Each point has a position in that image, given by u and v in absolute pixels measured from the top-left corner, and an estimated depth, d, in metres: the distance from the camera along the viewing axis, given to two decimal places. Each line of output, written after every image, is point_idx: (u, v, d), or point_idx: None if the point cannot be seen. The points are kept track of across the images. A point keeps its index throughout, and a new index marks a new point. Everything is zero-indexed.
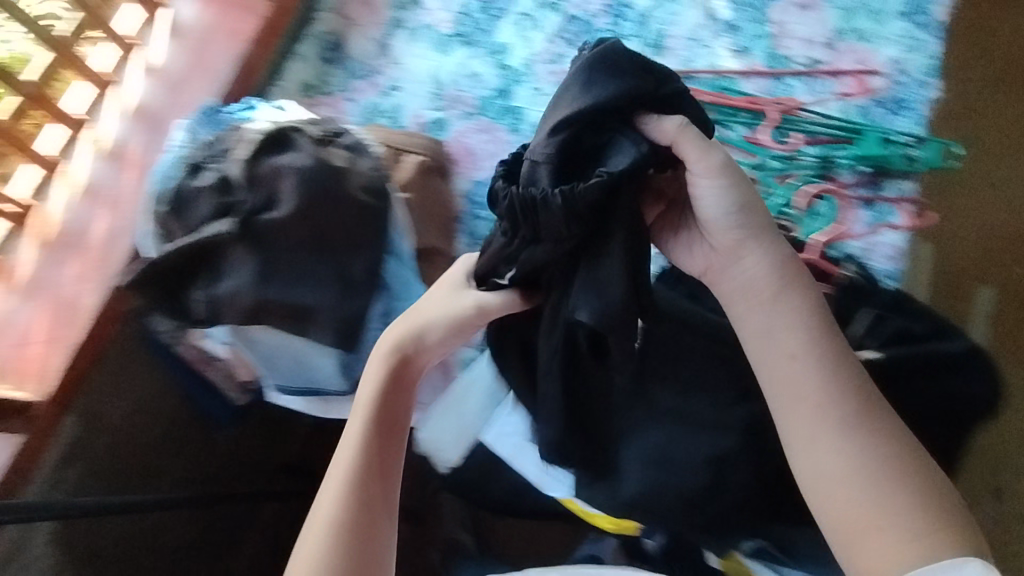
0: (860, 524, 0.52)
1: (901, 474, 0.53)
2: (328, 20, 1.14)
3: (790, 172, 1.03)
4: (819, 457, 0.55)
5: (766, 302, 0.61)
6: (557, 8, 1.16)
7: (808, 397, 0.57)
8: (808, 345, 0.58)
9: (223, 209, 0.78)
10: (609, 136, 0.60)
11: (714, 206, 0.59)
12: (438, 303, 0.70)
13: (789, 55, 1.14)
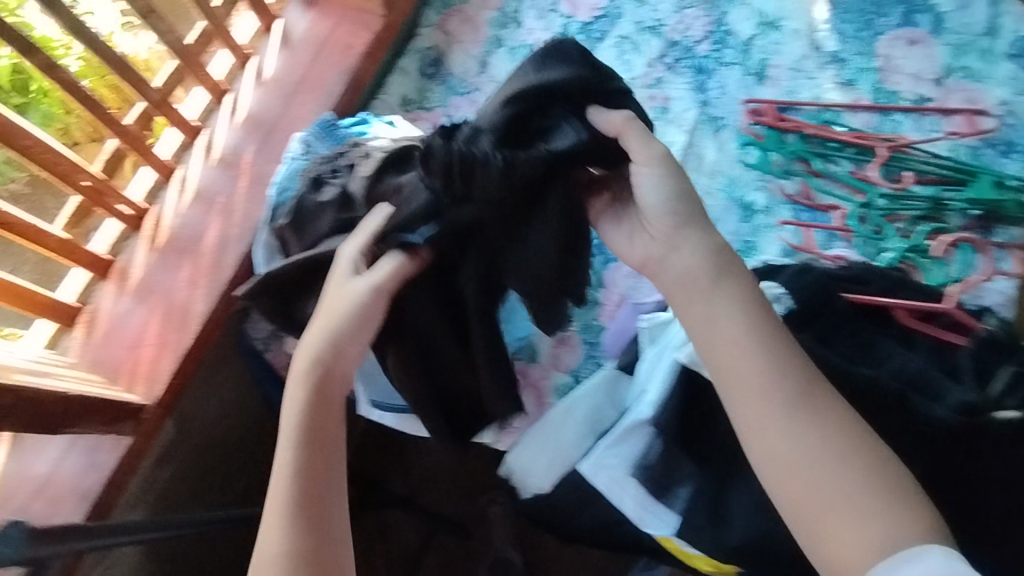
0: (809, 501, 0.57)
1: (838, 452, 0.58)
2: (430, 35, 1.15)
3: (897, 212, 1.00)
4: (763, 439, 0.60)
5: (704, 291, 0.65)
6: (658, 32, 1.15)
7: (751, 386, 0.61)
8: (746, 332, 0.62)
9: (343, 226, 0.76)
10: (552, 121, 0.69)
11: (652, 193, 0.67)
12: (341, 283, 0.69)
13: (897, 90, 1.10)
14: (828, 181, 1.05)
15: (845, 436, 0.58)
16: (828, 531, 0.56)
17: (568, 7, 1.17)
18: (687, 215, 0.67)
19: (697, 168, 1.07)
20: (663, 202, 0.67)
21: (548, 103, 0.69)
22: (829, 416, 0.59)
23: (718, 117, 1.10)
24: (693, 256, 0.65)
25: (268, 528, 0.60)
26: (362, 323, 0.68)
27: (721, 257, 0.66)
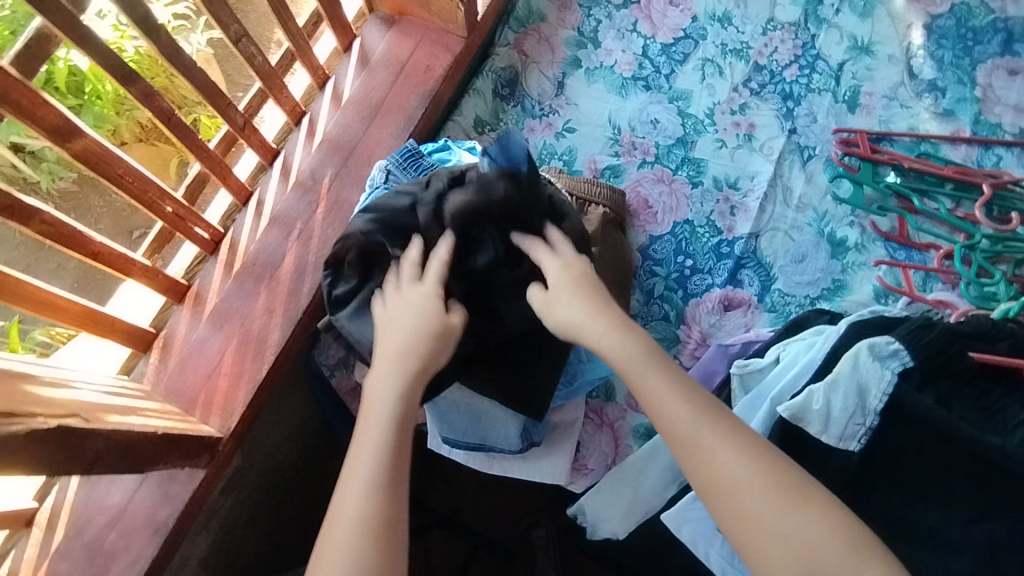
0: (730, 507, 0.56)
1: (753, 458, 0.57)
2: (506, 54, 1.11)
3: (1002, 255, 0.93)
4: (681, 452, 0.59)
5: (621, 338, 0.65)
6: (742, 55, 1.11)
7: (657, 402, 0.61)
8: (649, 351, 0.64)
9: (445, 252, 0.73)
10: (476, 237, 0.72)
11: (563, 312, 0.67)
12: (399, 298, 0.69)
13: (999, 122, 1.04)
14: (925, 219, 0.99)
15: (756, 443, 0.58)
16: (751, 532, 0.55)
17: (649, 27, 1.13)
18: (597, 304, 0.67)
19: (785, 201, 1.02)
20: (570, 305, 0.67)
21: (485, 220, 0.71)
22: (736, 425, 0.59)
23: (806, 146, 1.05)
24: (604, 341, 0.65)
25: (332, 523, 0.58)
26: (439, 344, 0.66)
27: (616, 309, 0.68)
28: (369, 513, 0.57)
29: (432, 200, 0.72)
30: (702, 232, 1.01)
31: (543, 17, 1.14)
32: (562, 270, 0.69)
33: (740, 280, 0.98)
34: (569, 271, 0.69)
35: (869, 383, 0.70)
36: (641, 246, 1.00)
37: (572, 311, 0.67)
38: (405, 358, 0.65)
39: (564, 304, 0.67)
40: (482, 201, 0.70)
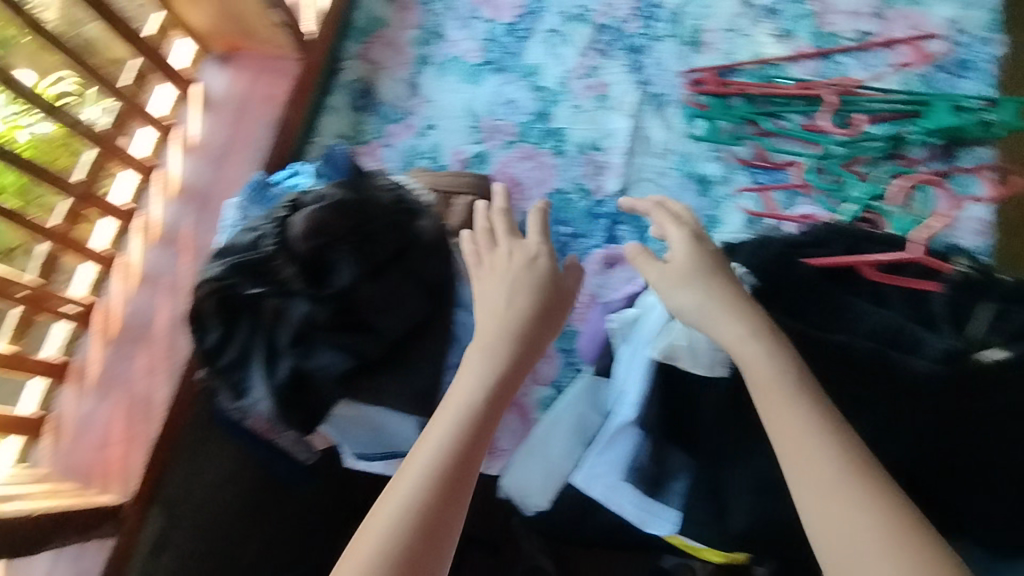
0: (850, 561, 0.47)
1: (891, 523, 0.48)
2: (355, 66, 1.12)
3: (857, 157, 0.97)
4: (797, 480, 0.52)
5: (763, 350, 0.60)
6: (584, 18, 1.12)
7: (787, 431, 0.54)
8: (795, 379, 0.57)
9: (304, 273, 0.74)
10: (330, 257, 0.74)
11: (682, 298, 0.67)
12: (509, 271, 0.73)
13: (836, 32, 1.07)
14: (780, 140, 1.01)
15: (898, 509, 0.49)
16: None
17: (491, 10, 1.14)
18: (726, 308, 0.64)
19: (648, 150, 1.04)
20: (698, 309, 0.65)
21: (334, 238, 0.73)
22: (877, 480, 0.50)
23: (660, 94, 1.07)
24: (739, 339, 0.61)
25: (373, 521, 0.54)
26: (546, 318, 0.71)
27: (759, 325, 0.62)
28: (410, 518, 0.54)
29: (274, 222, 0.74)
30: (573, 199, 1.03)
31: (385, 23, 1.15)
32: (685, 252, 0.69)
33: (617, 237, 1.00)
34: (698, 257, 0.68)
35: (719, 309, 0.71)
36: (519, 225, 1.02)
37: (690, 299, 0.66)
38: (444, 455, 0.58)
39: (681, 288, 0.67)
40: (324, 211, 0.72)
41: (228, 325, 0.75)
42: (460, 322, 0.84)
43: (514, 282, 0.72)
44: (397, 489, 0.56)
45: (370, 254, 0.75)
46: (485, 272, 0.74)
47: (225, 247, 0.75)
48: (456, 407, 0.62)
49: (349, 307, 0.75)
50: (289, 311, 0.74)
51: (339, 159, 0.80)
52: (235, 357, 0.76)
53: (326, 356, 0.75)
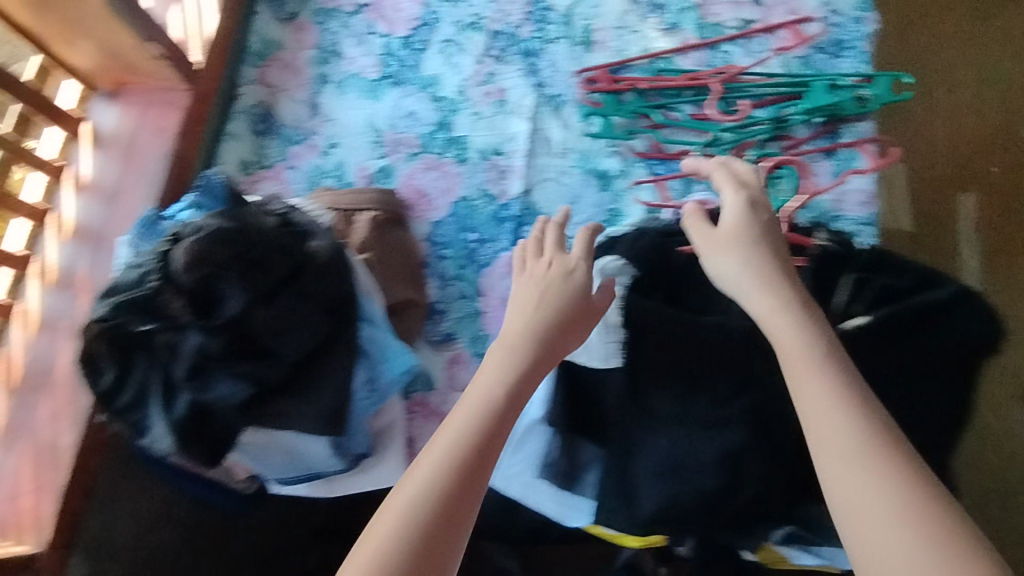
0: (863, 520, 0.49)
1: (905, 487, 0.50)
2: (253, 91, 1.12)
3: (746, 141, 1.00)
4: (818, 441, 0.54)
5: (793, 320, 0.62)
6: (478, 27, 1.14)
7: (812, 397, 0.56)
8: (825, 351, 0.59)
9: (193, 306, 0.74)
10: (217, 287, 0.74)
11: (715, 265, 0.71)
12: (554, 280, 0.74)
13: (719, 22, 1.10)
14: (673, 132, 1.04)
15: (914, 475, 0.50)
16: (878, 561, 0.47)
17: (386, 25, 1.15)
18: (758, 283, 0.66)
19: (548, 151, 1.06)
20: (735, 280, 0.68)
21: (217, 269, 0.73)
22: (894, 448, 0.52)
23: (556, 95, 1.09)
24: (773, 312, 0.64)
25: (381, 519, 0.53)
26: (563, 330, 0.72)
27: (792, 298, 0.64)
28: (423, 511, 0.54)
29: (157, 258, 0.75)
30: (478, 205, 1.04)
31: (281, 45, 1.15)
32: (733, 221, 0.72)
33: (523, 239, 1.02)
34: (738, 227, 0.71)
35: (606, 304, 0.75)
36: (426, 236, 1.04)
37: (729, 267, 0.69)
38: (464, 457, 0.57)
39: (720, 256, 0.70)
40: (204, 241, 0.72)
41: (122, 364, 0.75)
42: (365, 336, 0.87)
43: (547, 289, 0.74)
44: (407, 483, 0.56)
45: (256, 282, 0.75)
46: (525, 277, 0.78)
47: (111, 287, 0.76)
48: (480, 410, 0.62)
49: (244, 335, 0.76)
50: (182, 345, 0.74)
51: (218, 187, 0.80)
52: (133, 394, 0.76)
53: (224, 386, 0.75)
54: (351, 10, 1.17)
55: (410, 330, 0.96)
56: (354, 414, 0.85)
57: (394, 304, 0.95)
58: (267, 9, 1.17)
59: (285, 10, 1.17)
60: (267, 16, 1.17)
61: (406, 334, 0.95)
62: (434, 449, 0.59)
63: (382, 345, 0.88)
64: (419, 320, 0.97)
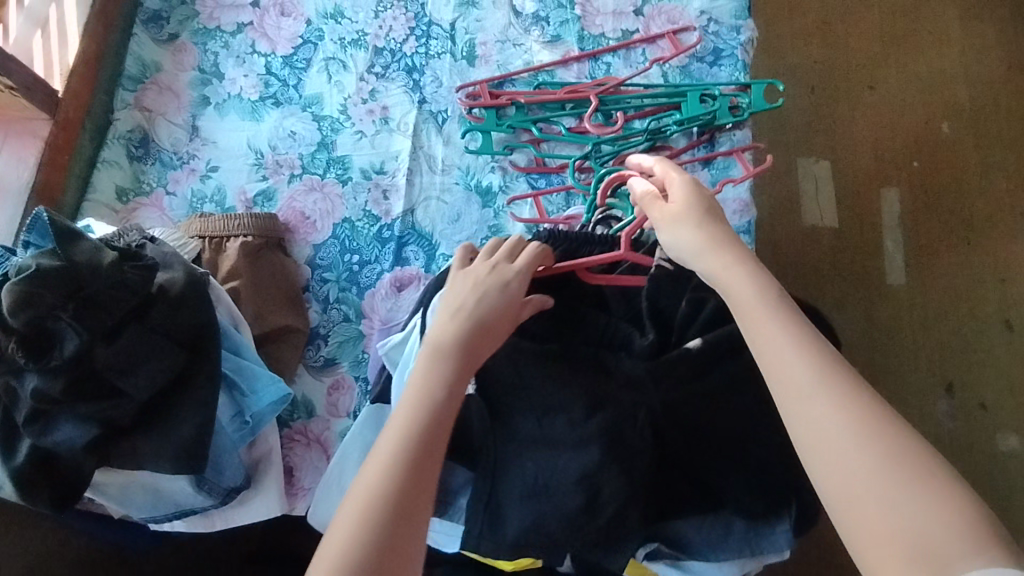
0: (827, 461, 0.54)
1: (859, 417, 0.54)
2: (128, 117, 1.09)
3: (624, 152, 1.00)
4: (782, 389, 0.58)
5: (740, 270, 0.65)
6: (361, 43, 1.13)
7: (772, 350, 0.59)
8: (775, 301, 0.62)
9: (28, 350, 0.70)
10: (52, 327, 0.71)
11: (666, 232, 0.70)
12: (491, 286, 0.71)
13: (601, 33, 1.10)
14: (552, 147, 1.05)
15: (870, 408, 0.55)
16: (848, 498, 0.52)
17: (267, 44, 1.13)
18: (705, 245, 0.67)
19: (430, 168, 1.05)
20: (685, 244, 0.69)
21: (48, 309, 0.70)
22: (851, 384, 0.56)
23: (438, 111, 1.08)
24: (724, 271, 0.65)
25: (356, 488, 0.59)
26: (484, 337, 0.69)
27: (739, 253, 0.66)
28: (387, 479, 0.58)
29: None
30: (360, 225, 1.03)
31: (159, 67, 1.12)
32: (684, 194, 0.72)
33: (406, 258, 1.01)
34: (688, 198, 0.71)
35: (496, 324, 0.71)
36: (308, 259, 1.01)
37: (673, 236, 0.70)
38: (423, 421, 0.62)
39: (676, 222, 0.70)
40: (27, 283, 0.69)
41: None
42: (228, 367, 0.86)
43: (481, 293, 0.71)
44: (379, 447, 0.61)
45: (94, 320, 0.73)
46: (463, 275, 0.74)
47: None
48: (418, 400, 0.63)
49: (92, 372, 0.74)
50: (21, 388, 0.72)
51: (43, 224, 0.76)
52: None
53: (67, 429, 0.73)
54: (232, 29, 1.14)
55: (286, 357, 0.94)
56: (220, 449, 0.83)
57: (269, 332, 0.94)
58: (144, 29, 1.14)
59: (163, 31, 1.14)
60: (144, 37, 1.13)
61: (280, 361, 0.94)
62: (401, 424, 0.62)
63: (249, 376, 0.86)
64: (298, 347, 0.95)
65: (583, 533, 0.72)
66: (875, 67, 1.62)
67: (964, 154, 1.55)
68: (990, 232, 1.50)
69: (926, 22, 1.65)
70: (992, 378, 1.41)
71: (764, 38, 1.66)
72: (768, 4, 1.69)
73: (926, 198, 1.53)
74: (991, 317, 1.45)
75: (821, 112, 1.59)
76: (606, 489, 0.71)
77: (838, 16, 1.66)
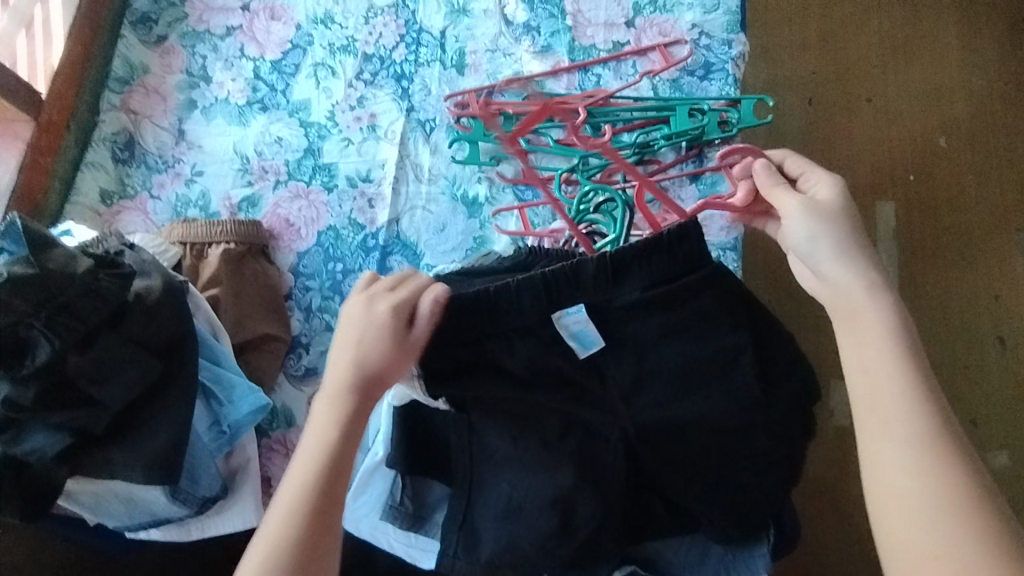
0: (890, 505, 0.58)
1: (944, 479, 0.57)
2: (113, 119, 1.08)
3: (611, 166, 1.00)
4: (871, 430, 0.61)
5: (869, 299, 0.66)
6: (351, 49, 1.12)
7: (870, 390, 0.62)
8: (894, 345, 0.63)
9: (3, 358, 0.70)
10: (26, 337, 0.70)
11: (799, 226, 0.70)
12: (366, 325, 0.68)
13: (591, 44, 1.10)
14: (540, 158, 1.05)
15: (954, 470, 0.57)
16: (902, 541, 0.56)
17: (256, 48, 1.13)
18: (836, 254, 0.68)
19: (416, 177, 1.05)
20: (811, 246, 0.69)
21: (21, 318, 0.70)
22: (948, 445, 0.58)
23: (426, 120, 1.08)
24: (846, 288, 0.67)
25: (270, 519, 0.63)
26: (373, 380, 0.68)
27: (872, 277, 0.67)
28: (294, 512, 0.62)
29: None
30: (345, 234, 1.02)
31: (146, 69, 1.11)
32: (833, 193, 0.71)
33: (390, 267, 1.00)
34: (834, 201, 0.70)
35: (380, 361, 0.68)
36: (291, 266, 1.00)
37: (804, 233, 0.69)
38: (322, 453, 0.66)
39: (817, 218, 0.69)
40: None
41: None
42: (203, 375, 0.84)
43: (361, 332, 0.68)
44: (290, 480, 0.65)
45: (66, 328, 0.71)
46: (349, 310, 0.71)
47: None
48: (323, 443, 0.66)
49: (66, 381, 0.72)
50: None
51: (17, 231, 0.74)
52: None
53: (38, 438, 0.73)
54: (221, 32, 1.14)
55: (265, 366, 0.93)
56: (196, 457, 0.82)
57: (249, 340, 0.93)
58: (132, 31, 1.13)
59: (151, 32, 1.13)
60: (131, 39, 1.13)
61: (260, 369, 0.92)
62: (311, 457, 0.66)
63: (226, 385, 0.85)
64: (279, 356, 0.94)
65: (557, 551, 0.72)
66: (871, 80, 1.61)
67: (960, 169, 1.55)
68: (984, 249, 1.50)
69: (926, 35, 1.65)
70: (983, 395, 1.40)
71: (763, 48, 1.66)
72: (764, 15, 1.68)
73: (920, 212, 1.52)
74: (985, 334, 1.44)
75: (817, 124, 1.57)
76: (580, 512, 0.72)
77: (838, 27, 1.66)
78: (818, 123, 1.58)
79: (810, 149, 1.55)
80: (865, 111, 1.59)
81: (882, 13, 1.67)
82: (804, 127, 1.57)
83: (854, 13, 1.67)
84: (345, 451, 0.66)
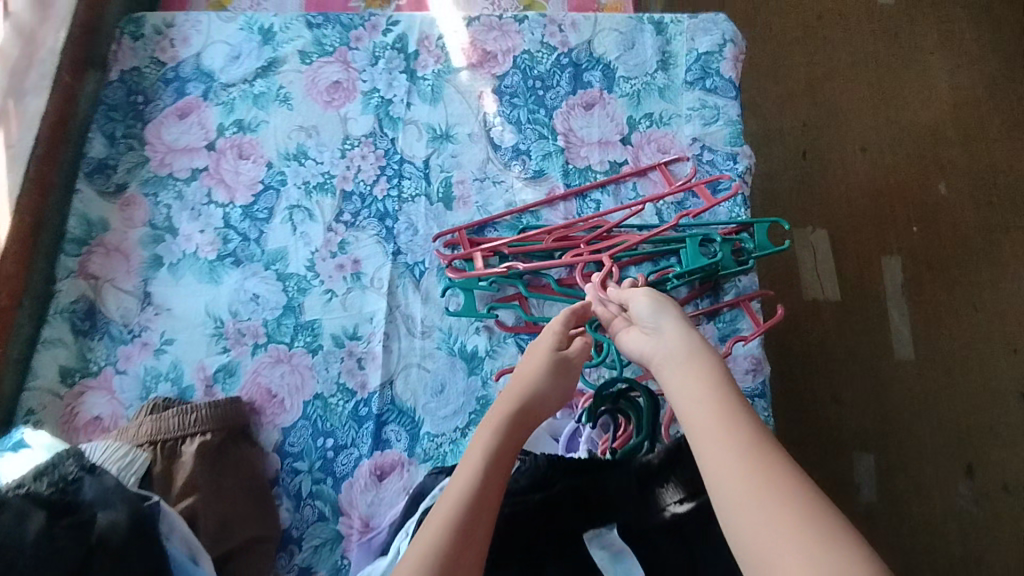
0: (743, 531, 0.52)
1: (766, 488, 0.52)
2: (71, 286, 0.98)
3: None
4: (703, 460, 0.57)
5: (684, 361, 0.63)
6: (327, 187, 1.03)
7: (694, 421, 0.59)
8: (708, 380, 0.61)
9: None
10: None
11: (644, 302, 0.69)
12: (537, 350, 0.73)
13: (587, 166, 1.02)
14: (542, 304, 0.97)
15: (779, 473, 0.53)
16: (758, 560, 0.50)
17: (224, 192, 1.04)
18: (675, 325, 0.67)
19: (409, 331, 0.95)
20: (655, 317, 0.68)
21: None
22: (770, 457, 0.55)
23: (415, 263, 0.99)
24: (672, 353, 0.65)
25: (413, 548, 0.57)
26: (530, 410, 0.69)
27: (693, 342, 0.64)
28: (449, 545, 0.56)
29: None
30: (335, 403, 0.92)
31: (106, 225, 1.02)
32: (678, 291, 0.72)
33: (386, 439, 0.90)
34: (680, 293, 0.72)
35: (545, 380, 0.70)
36: (277, 444, 0.91)
37: (650, 307, 0.69)
38: (469, 486, 0.61)
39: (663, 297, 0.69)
40: None
41: None
42: None
43: (531, 353, 0.73)
44: (438, 509, 0.59)
45: None
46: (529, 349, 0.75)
47: None
48: (459, 493, 0.60)
49: None
50: None
51: None
52: None
53: None
54: (185, 175, 1.05)
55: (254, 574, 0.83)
56: None
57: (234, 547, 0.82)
58: (88, 183, 1.04)
59: (109, 181, 1.04)
60: (88, 191, 1.03)
61: None
62: (464, 483, 0.61)
63: None
64: (269, 556, 0.85)
65: None
66: (865, 128, 1.54)
67: (963, 218, 1.46)
68: (1003, 298, 1.40)
69: (914, 74, 1.58)
70: (1014, 458, 1.29)
71: (749, 103, 1.58)
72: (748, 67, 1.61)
73: (931, 273, 1.42)
74: (1006, 390, 1.33)
75: (813, 183, 1.49)
76: None
77: (824, 80, 1.58)
78: (813, 178, 1.50)
79: (808, 199, 1.48)
80: (858, 161, 1.51)
81: (867, 56, 1.60)
82: (797, 189, 1.49)
83: (839, 66, 1.60)
84: (494, 477, 0.62)
